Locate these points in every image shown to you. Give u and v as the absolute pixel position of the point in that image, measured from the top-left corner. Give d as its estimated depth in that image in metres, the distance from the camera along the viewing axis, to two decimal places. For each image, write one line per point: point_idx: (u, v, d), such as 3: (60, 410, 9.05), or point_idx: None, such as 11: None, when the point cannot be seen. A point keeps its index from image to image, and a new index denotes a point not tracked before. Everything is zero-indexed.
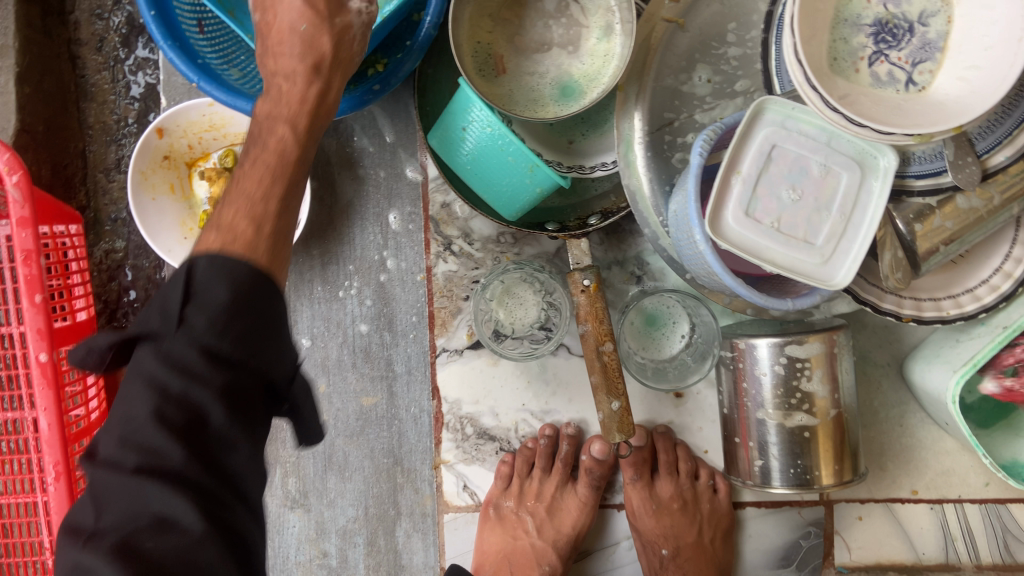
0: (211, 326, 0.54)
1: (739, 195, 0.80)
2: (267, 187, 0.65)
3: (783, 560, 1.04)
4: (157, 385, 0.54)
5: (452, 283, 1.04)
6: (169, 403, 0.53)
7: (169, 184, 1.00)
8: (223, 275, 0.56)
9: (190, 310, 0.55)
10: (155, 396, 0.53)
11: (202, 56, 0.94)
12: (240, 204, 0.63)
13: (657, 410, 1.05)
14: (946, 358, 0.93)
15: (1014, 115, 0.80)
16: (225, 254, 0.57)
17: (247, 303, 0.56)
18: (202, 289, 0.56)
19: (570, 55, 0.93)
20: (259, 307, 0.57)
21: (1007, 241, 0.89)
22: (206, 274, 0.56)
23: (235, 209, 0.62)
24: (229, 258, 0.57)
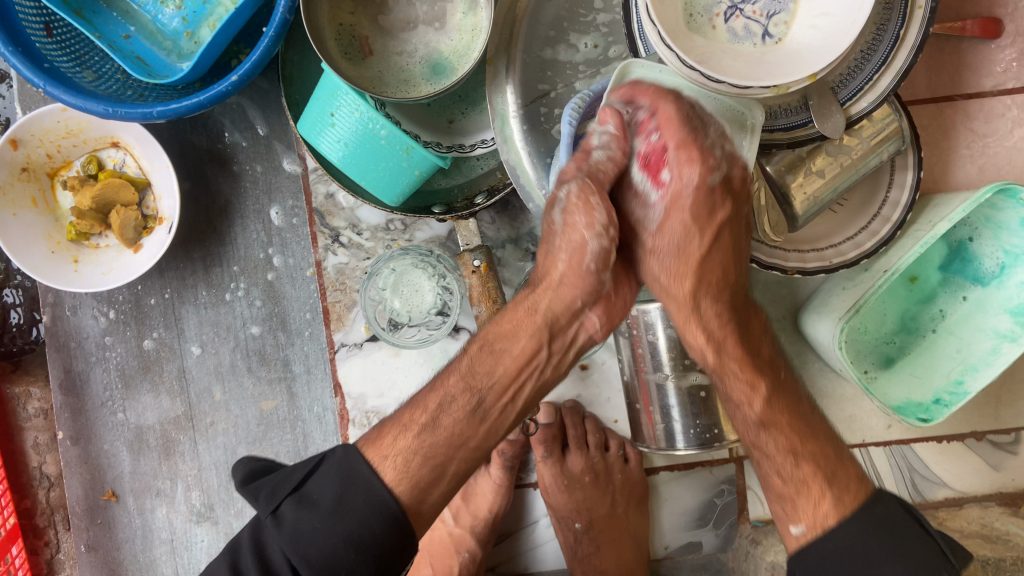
0: (295, 530, 0.66)
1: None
2: (475, 387, 0.74)
3: (699, 521, 1.06)
4: (374, 508, 0.67)
5: (344, 275, 1.01)
6: (354, 530, 0.66)
7: (31, 197, 0.95)
8: (341, 484, 0.68)
9: (292, 500, 0.68)
10: (350, 499, 0.67)
11: (51, 61, 0.88)
12: (465, 396, 0.73)
13: (565, 385, 1.04)
14: (830, 308, 0.96)
15: (875, 58, 0.80)
16: (369, 465, 0.69)
17: (344, 521, 0.66)
18: (318, 486, 0.68)
19: (437, 31, 0.91)
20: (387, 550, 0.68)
21: (883, 187, 0.93)
22: (333, 470, 0.69)
23: (439, 396, 0.73)
24: (366, 467, 0.69)
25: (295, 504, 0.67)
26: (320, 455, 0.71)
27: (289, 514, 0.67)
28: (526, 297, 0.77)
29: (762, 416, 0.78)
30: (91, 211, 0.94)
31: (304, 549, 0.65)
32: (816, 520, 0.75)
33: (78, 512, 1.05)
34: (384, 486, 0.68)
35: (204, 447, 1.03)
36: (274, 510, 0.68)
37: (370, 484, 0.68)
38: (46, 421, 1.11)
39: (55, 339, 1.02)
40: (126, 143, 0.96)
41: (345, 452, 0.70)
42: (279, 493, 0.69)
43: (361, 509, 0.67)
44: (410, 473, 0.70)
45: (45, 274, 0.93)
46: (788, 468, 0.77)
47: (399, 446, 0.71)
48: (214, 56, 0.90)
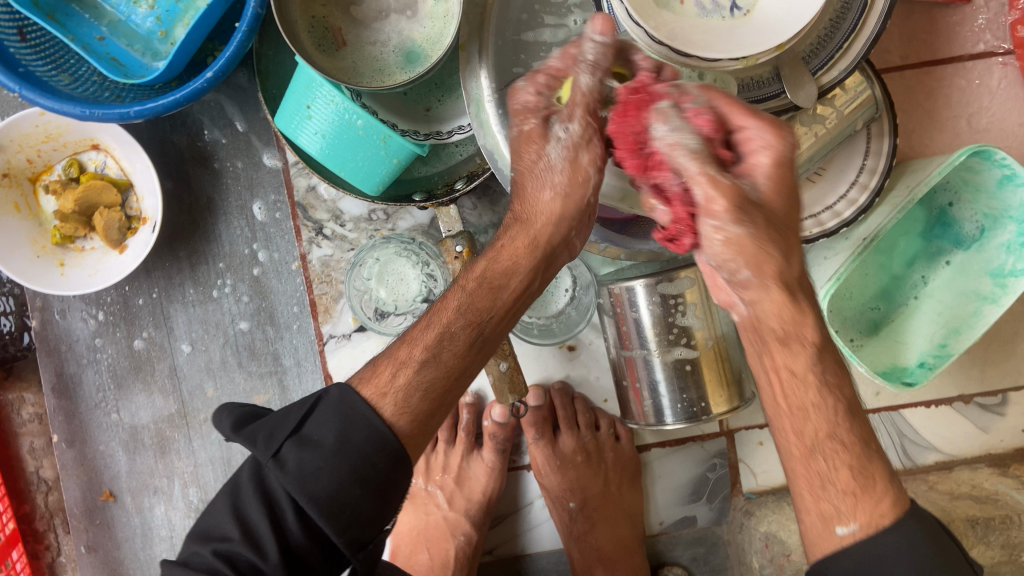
0: (298, 473, 0.59)
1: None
2: (474, 319, 0.68)
3: (692, 495, 1.07)
4: (377, 441, 0.61)
5: (329, 267, 1.02)
6: (358, 464, 0.60)
7: (13, 203, 0.96)
8: (342, 422, 0.61)
9: (292, 442, 0.60)
10: (351, 436, 0.61)
11: (26, 65, 0.89)
12: (464, 331, 0.67)
13: (554, 366, 1.05)
14: (815, 277, 0.96)
15: (843, 26, 0.81)
16: (365, 401, 0.62)
17: (349, 458, 0.60)
18: (317, 426, 0.61)
19: (409, 20, 0.91)
20: (389, 487, 0.62)
21: (860, 154, 0.93)
22: (331, 408, 0.62)
23: (437, 331, 0.67)
24: (366, 406, 0.62)
25: (296, 445, 0.60)
26: (314, 393, 0.64)
27: (289, 453, 0.59)
28: (518, 229, 0.71)
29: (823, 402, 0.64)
30: (74, 214, 0.94)
31: (312, 491, 0.58)
32: (871, 519, 0.61)
33: (77, 513, 1.06)
34: (384, 421, 0.62)
35: (199, 444, 1.04)
36: (275, 454, 0.60)
37: (371, 421, 0.61)
38: (41, 425, 1.13)
39: (46, 343, 1.03)
40: (106, 145, 0.97)
41: (341, 390, 0.63)
42: (275, 437, 0.61)
43: (366, 449, 0.60)
44: (411, 410, 0.63)
45: (32, 277, 0.94)
46: (861, 461, 0.63)
47: (399, 382, 0.64)
48: (189, 54, 0.90)
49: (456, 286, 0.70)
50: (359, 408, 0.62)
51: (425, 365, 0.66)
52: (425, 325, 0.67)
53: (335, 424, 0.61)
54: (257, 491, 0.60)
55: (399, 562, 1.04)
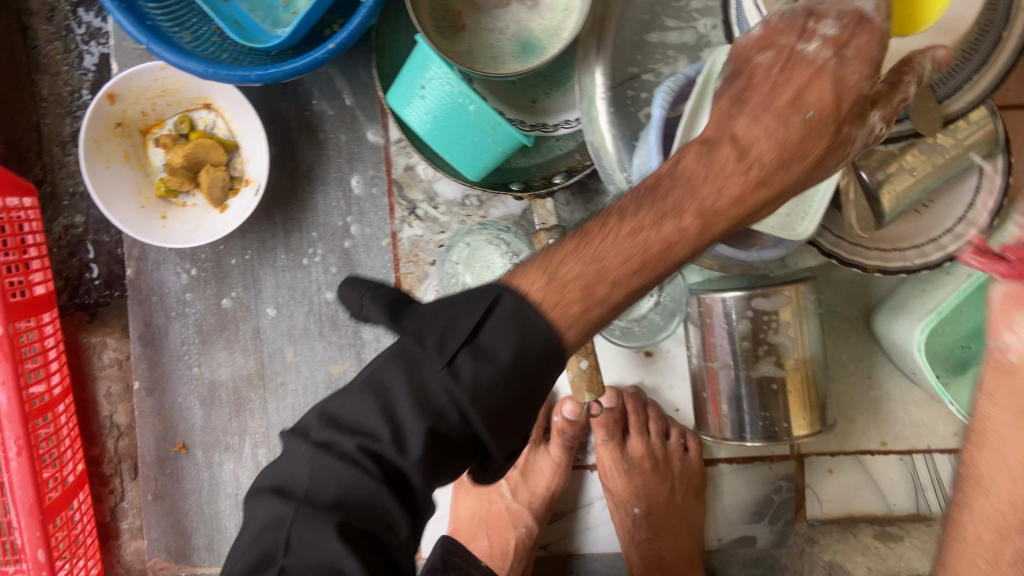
0: (472, 385, 0.57)
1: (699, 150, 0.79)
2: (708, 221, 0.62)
3: (754, 515, 1.06)
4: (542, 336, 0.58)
5: (418, 247, 1.03)
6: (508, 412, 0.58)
7: (123, 152, 0.98)
8: (519, 334, 0.57)
9: (466, 352, 0.58)
10: (527, 345, 0.58)
11: (152, 19, 0.91)
12: (661, 224, 0.61)
13: (628, 370, 1.04)
14: (911, 309, 0.95)
15: (975, 59, 0.79)
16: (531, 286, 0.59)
17: (523, 365, 0.57)
18: (493, 338, 0.58)
19: (529, 10, 0.92)
20: (532, 379, 0.58)
21: (970, 189, 0.91)
22: (503, 316, 0.58)
23: (636, 222, 0.61)
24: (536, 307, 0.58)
25: (469, 356, 0.57)
26: (490, 291, 0.60)
27: (463, 356, 0.58)
28: (726, 153, 0.62)
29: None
30: (183, 168, 0.96)
31: (473, 402, 0.57)
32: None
33: (149, 461, 1.09)
34: (547, 324, 0.58)
35: (273, 406, 1.06)
36: (448, 362, 0.57)
37: (543, 325, 0.58)
38: (120, 371, 1.16)
39: (138, 292, 1.05)
40: (218, 105, 0.99)
41: (514, 299, 0.58)
42: (446, 343, 0.58)
43: (539, 362, 0.58)
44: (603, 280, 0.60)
45: (135, 226, 0.96)
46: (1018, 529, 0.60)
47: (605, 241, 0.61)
48: (310, 25, 0.91)
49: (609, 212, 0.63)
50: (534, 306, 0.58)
51: (591, 243, 0.61)
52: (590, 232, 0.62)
53: (505, 331, 0.58)
54: (415, 400, 0.58)
55: None
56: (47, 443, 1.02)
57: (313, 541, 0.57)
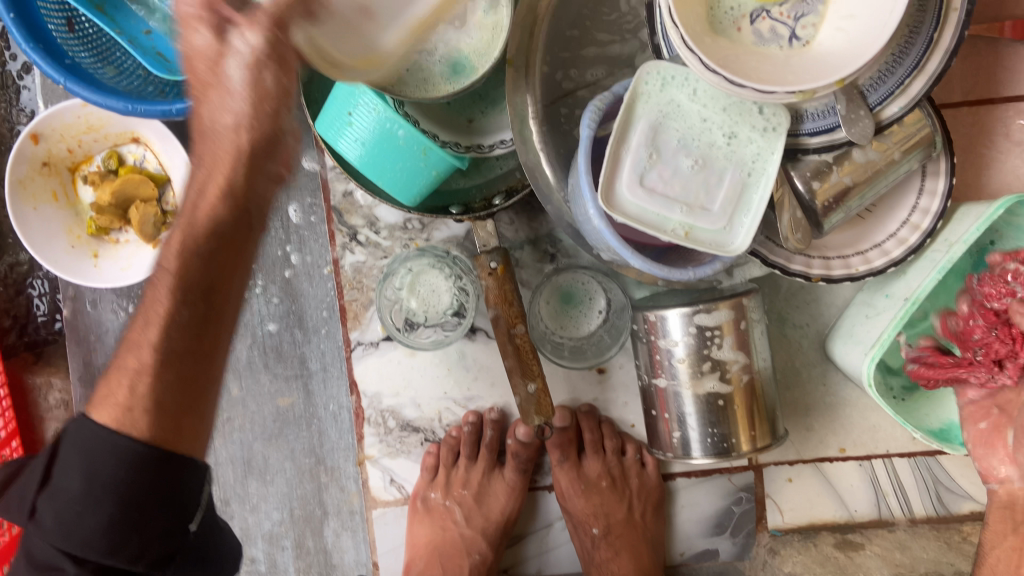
0: (56, 526, 0.60)
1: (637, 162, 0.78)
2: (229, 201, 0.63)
3: (716, 528, 1.04)
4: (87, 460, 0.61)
5: (361, 274, 1.00)
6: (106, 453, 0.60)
7: (51, 191, 0.96)
8: (81, 460, 0.61)
9: (42, 496, 0.62)
10: (94, 459, 0.61)
11: (72, 56, 0.88)
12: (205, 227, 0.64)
13: (581, 389, 1.03)
14: (856, 337, 0.93)
15: (906, 62, 0.77)
16: (94, 424, 0.61)
17: (104, 496, 0.60)
18: (63, 475, 0.61)
19: (458, 30, 0.89)
20: (160, 484, 0.61)
21: (913, 192, 0.90)
22: (69, 451, 0.62)
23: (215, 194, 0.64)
24: (94, 428, 0.61)
25: (48, 501, 0.61)
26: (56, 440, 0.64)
27: (58, 477, 0.61)
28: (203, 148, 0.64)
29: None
30: (111, 206, 0.94)
31: (109, 435, 0.60)
32: None
33: None
34: (113, 431, 0.61)
35: (220, 442, 1.04)
36: (31, 514, 0.62)
37: (104, 440, 0.61)
38: (66, 412, 1.13)
39: (76, 332, 1.03)
40: (146, 139, 0.97)
41: (75, 425, 0.62)
42: (30, 491, 0.63)
43: (133, 474, 0.60)
44: (160, 409, 0.62)
45: (65, 267, 0.94)
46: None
47: (140, 393, 0.62)
48: None
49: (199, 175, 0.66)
50: (97, 453, 0.61)
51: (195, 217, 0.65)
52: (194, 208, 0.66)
53: (68, 475, 0.61)
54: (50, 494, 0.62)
55: None
56: None
57: (67, 521, 0.60)
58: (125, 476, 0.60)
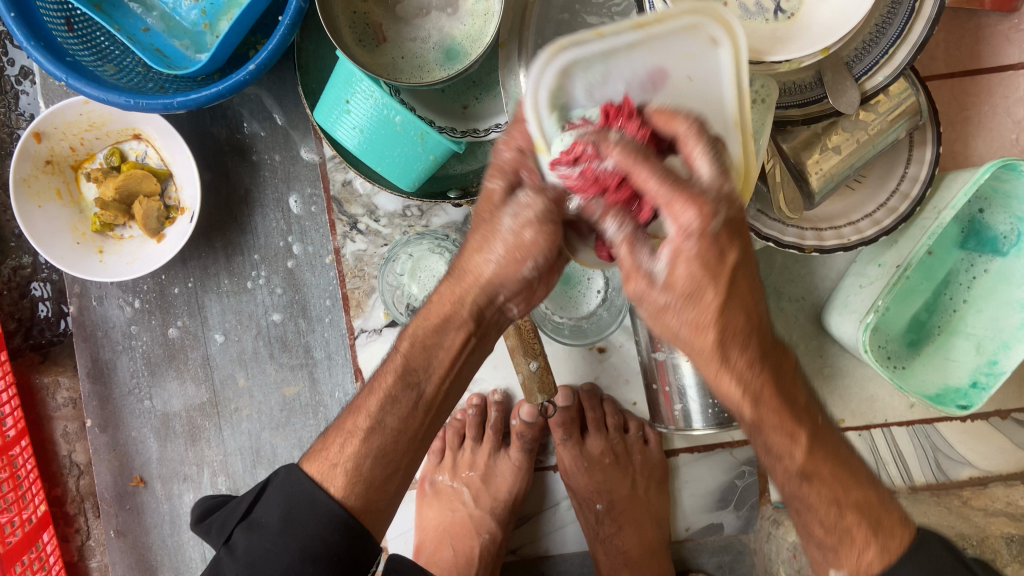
0: (248, 557, 0.70)
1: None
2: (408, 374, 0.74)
3: (720, 502, 1.06)
4: (304, 504, 0.70)
5: (362, 262, 1.02)
6: (304, 497, 0.71)
7: (56, 189, 0.97)
8: (286, 504, 0.71)
9: (242, 527, 0.72)
10: (297, 517, 0.70)
11: (72, 54, 0.90)
12: (405, 393, 0.74)
13: (583, 368, 1.04)
14: (850, 307, 0.95)
15: (890, 31, 0.79)
16: (303, 475, 0.72)
17: (297, 538, 0.69)
18: (264, 510, 0.71)
19: (450, 17, 0.92)
20: (310, 530, 0.69)
21: (902, 162, 0.92)
22: (276, 492, 0.72)
23: (378, 398, 0.73)
24: (307, 482, 0.71)
25: (246, 531, 0.71)
26: (263, 480, 0.74)
27: (257, 513, 0.71)
28: (447, 286, 0.72)
29: (804, 467, 0.64)
30: (114, 201, 0.96)
31: (322, 504, 0.70)
32: (842, 543, 0.65)
33: (108, 498, 1.08)
34: (331, 500, 0.70)
35: (228, 433, 1.05)
36: (228, 540, 0.72)
37: (314, 498, 0.70)
38: (75, 410, 1.14)
39: (82, 329, 1.04)
40: (147, 135, 0.98)
41: (287, 473, 0.73)
42: (230, 522, 0.73)
43: (305, 524, 0.70)
44: (361, 478, 0.72)
45: (71, 263, 0.95)
46: (831, 518, 0.65)
47: (347, 452, 0.72)
48: (233, 46, 0.91)
49: (395, 345, 0.75)
50: (301, 513, 0.70)
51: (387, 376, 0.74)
52: (370, 385, 0.76)
53: (262, 531, 0.70)
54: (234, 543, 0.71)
55: (423, 558, 1.02)
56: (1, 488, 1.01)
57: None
58: (327, 537, 0.69)
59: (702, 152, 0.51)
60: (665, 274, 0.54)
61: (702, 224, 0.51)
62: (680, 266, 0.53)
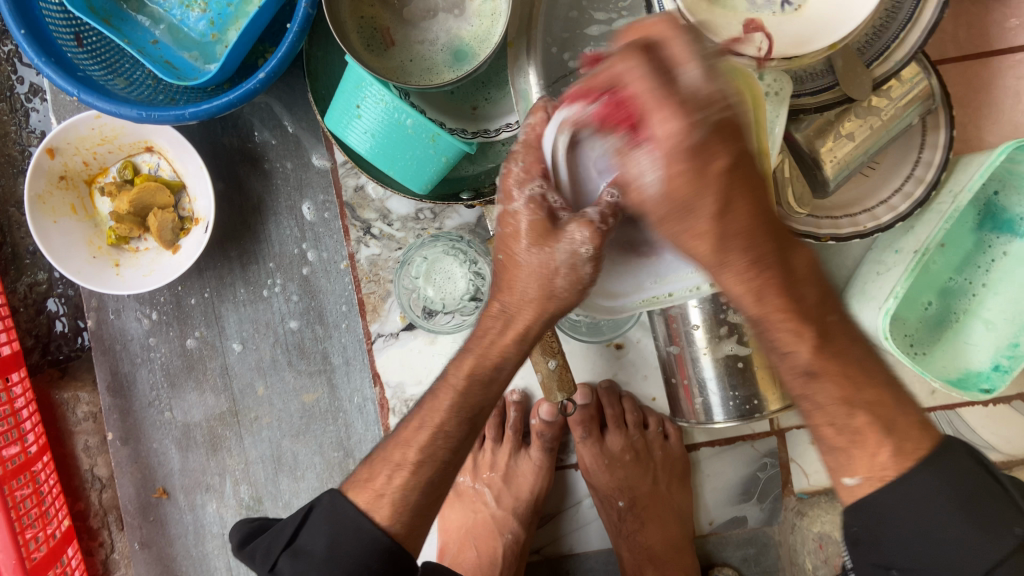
0: None
1: (591, 164, 0.67)
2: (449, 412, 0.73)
3: (743, 495, 1.05)
4: (350, 527, 0.70)
5: (377, 267, 1.02)
6: (351, 523, 0.70)
7: (70, 204, 0.98)
8: (331, 531, 0.70)
9: (287, 554, 0.71)
10: (342, 544, 0.69)
11: (83, 69, 0.91)
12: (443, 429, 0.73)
13: (601, 365, 1.04)
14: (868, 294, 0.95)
15: (898, 17, 0.79)
16: (351, 504, 0.71)
17: (340, 563, 0.68)
18: (310, 537, 0.71)
19: (457, 18, 0.92)
20: (353, 557, 0.69)
21: (915, 148, 0.91)
22: (322, 517, 0.71)
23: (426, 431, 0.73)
24: (351, 507, 0.71)
25: (291, 557, 0.70)
26: (307, 503, 0.73)
27: (303, 540, 0.71)
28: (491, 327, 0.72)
29: (811, 363, 0.63)
30: (129, 215, 0.96)
31: (366, 530, 0.70)
32: (874, 472, 0.62)
33: (131, 511, 1.08)
34: (376, 526, 0.70)
35: (250, 441, 1.05)
36: (272, 568, 0.71)
37: (361, 524, 0.70)
38: (95, 424, 1.14)
39: (101, 342, 1.05)
40: (160, 147, 0.99)
41: (332, 498, 0.73)
42: (274, 550, 0.72)
43: (351, 553, 0.69)
44: (409, 495, 0.71)
45: (88, 277, 0.96)
46: (840, 419, 0.63)
47: (394, 484, 0.71)
48: (242, 55, 0.91)
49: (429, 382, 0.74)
50: (348, 538, 0.70)
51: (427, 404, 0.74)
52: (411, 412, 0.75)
53: (309, 561, 0.69)
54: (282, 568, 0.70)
55: (446, 560, 1.03)
56: (26, 504, 1.01)
57: None
58: (373, 563, 0.69)
59: (686, 58, 0.56)
60: (663, 185, 0.58)
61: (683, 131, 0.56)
62: (672, 176, 0.57)
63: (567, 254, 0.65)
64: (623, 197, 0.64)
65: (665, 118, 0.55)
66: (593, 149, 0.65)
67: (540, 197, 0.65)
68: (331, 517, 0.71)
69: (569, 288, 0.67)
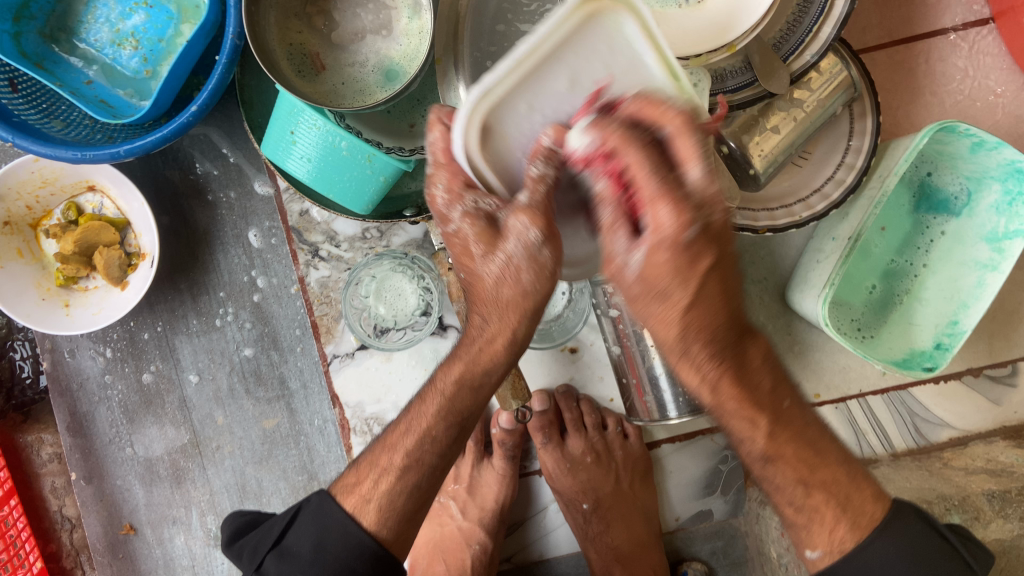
0: None
1: (508, 145, 0.60)
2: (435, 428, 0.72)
3: (706, 489, 1.06)
4: (337, 528, 0.70)
5: (327, 288, 1.02)
6: (337, 526, 0.70)
7: (16, 249, 0.99)
8: (318, 533, 0.71)
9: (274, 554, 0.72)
10: (327, 543, 0.70)
11: (18, 115, 0.91)
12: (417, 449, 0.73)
13: (557, 371, 1.05)
14: (812, 283, 0.95)
15: (811, 10, 0.80)
16: (337, 508, 0.71)
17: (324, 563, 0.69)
18: (296, 539, 0.71)
19: (385, 39, 0.93)
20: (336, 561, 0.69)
21: (844, 136, 0.93)
22: (310, 521, 0.72)
23: (394, 453, 0.73)
24: (338, 512, 0.71)
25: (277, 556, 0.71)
26: (296, 504, 0.74)
27: (292, 541, 0.71)
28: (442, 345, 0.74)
29: (767, 451, 0.65)
30: (75, 255, 0.97)
31: (354, 535, 0.70)
32: (834, 547, 0.66)
33: (100, 548, 1.09)
34: (363, 530, 0.70)
35: (213, 471, 1.06)
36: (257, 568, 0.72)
37: (348, 529, 0.70)
38: (60, 465, 1.14)
39: (58, 383, 1.05)
40: (102, 186, 0.99)
41: (320, 500, 0.73)
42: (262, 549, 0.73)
43: (338, 552, 0.70)
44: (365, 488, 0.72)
45: (37, 320, 0.96)
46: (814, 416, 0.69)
47: (378, 488, 0.71)
48: (175, 89, 0.92)
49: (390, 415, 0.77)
50: (336, 540, 0.70)
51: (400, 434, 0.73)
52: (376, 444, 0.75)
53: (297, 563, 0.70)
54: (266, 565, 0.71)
55: None
56: None
57: None
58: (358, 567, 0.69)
59: (693, 157, 0.53)
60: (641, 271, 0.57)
61: (675, 228, 0.54)
62: (656, 262, 0.56)
63: (516, 246, 0.61)
64: (547, 159, 0.58)
65: (664, 216, 0.54)
66: (506, 132, 0.59)
67: (472, 209, 0.63)
68: (319, 516, 0.72)
69: (538, 279, 0.64)
